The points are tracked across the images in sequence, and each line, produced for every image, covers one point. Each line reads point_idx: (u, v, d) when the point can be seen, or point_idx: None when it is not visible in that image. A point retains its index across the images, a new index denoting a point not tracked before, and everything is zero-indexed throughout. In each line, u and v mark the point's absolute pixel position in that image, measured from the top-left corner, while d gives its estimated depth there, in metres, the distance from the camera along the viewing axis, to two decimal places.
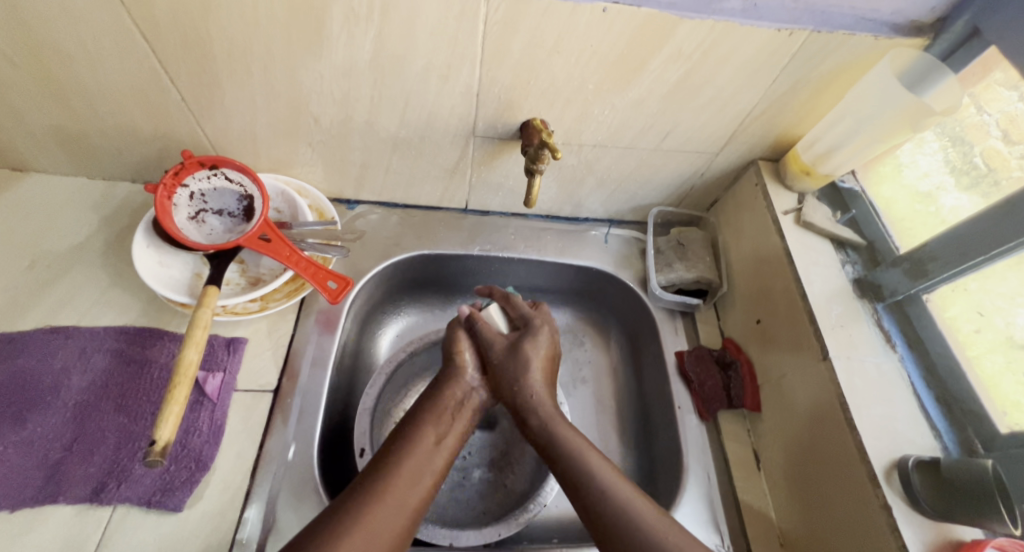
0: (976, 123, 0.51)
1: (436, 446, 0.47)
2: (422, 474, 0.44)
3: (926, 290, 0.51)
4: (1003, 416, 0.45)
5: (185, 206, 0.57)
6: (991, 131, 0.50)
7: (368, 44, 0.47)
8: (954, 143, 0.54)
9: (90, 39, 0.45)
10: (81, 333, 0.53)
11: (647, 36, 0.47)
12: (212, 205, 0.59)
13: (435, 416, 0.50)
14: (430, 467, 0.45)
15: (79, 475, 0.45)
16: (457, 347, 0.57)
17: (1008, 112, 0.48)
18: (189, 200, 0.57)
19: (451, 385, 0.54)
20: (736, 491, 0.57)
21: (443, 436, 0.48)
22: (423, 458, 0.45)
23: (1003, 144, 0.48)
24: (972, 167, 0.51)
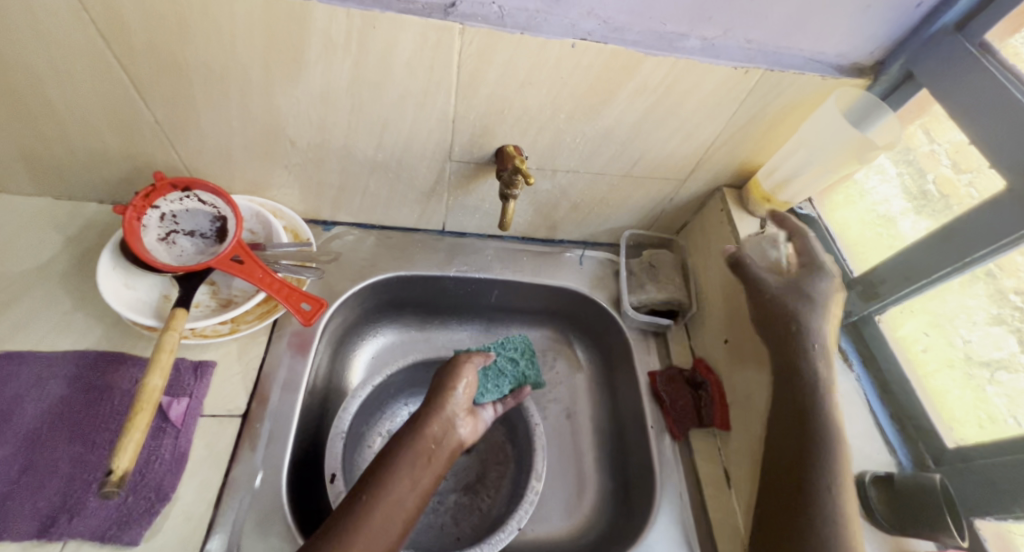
0: (929, 153, 0.55)
1: (411, 488, 0.48)
2: (394, 518, 0.45)
3: (878, 311, 0.54)
4: (951, 432, 0.48)
5: (156, 226, 0.56)
6: (942, 160, 0.53)
7: (346, 72, 0.49)
8: (912, 171, 0.57)
9: (63, 62, 0.45)
10: (38, 359, 0.51)
11: (614, 70, 0.50)
12: (183, 226, 0.58)
13: (413, 457, 0.50)
14: (401, 513, 0.46)
15: (26, 510, 0.43)
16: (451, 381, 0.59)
17: (955, 143, 0.51)
18: (160, 221, 0.57)
19: (432, 422, 0.55)
20: (708, 510, 0.58)
21: (417, 477, 0.49)
22: (395, 503, 0.46)
23: (952, 172, 0.51)
24: (925, 193, 0.55)
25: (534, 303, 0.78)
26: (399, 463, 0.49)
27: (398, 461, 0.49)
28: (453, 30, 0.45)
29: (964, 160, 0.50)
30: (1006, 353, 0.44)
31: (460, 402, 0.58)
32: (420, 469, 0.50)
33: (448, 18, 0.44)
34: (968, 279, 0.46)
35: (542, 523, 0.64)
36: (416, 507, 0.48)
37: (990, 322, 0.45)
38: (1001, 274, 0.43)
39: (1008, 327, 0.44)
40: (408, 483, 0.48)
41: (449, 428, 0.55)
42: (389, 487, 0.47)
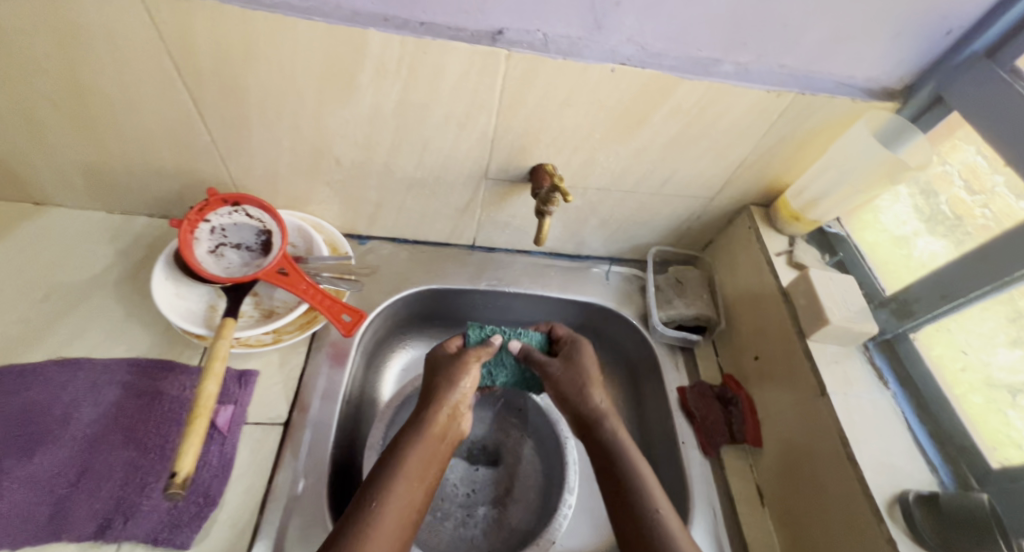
0: (941, 173, 0.56)
1: (419, 487, 0.49)
2: (406, 516, 0.47)
3: (913, 329, 0.55)
4: (993, 451, 0.47)
5: (206, 238, 0.59)
6: (955, 181, 0.54)
7: (394, 95, 0.51)
8: (922, 191, 0.58)
9: (134, 87, 0.49)
10: (92, 365, 0.53)
11: (651, 93, 0.52)
12: (232, 238, 0.61)
13: (419, 458, 0.50)
14: (409, 515, 0.47)
15: (84, 512, 0.45)
16: (454, 380, 0.56)
17: (969, 164, 0.53)
18: (211, 234, 0.60)
19: (438, 416, 0.54)
20: (742, 527, 0.58)
21: (424, 470, 0.50)
22: (406, 505, 0.47)
23: (965, 193, 0.53)
24: (939, 212, 0.56)
25: (561, 317, 0.79)
26: (405, 463, 0.49)
27: (405, 462, 0.49)
28: (499, 56, 0.47)
29: (979, 181, 0.51)
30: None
31: (467, 393, 0.57)
32: (428, 461, 0.51)
33: (495, 44, 0.47)
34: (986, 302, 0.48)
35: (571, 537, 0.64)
36: (421, 501, 0.49)
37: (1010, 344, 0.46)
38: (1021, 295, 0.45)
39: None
40: (415, 482, 0.49)
41: (456, 420, 0.55)
42: (397, 489, 0.47)
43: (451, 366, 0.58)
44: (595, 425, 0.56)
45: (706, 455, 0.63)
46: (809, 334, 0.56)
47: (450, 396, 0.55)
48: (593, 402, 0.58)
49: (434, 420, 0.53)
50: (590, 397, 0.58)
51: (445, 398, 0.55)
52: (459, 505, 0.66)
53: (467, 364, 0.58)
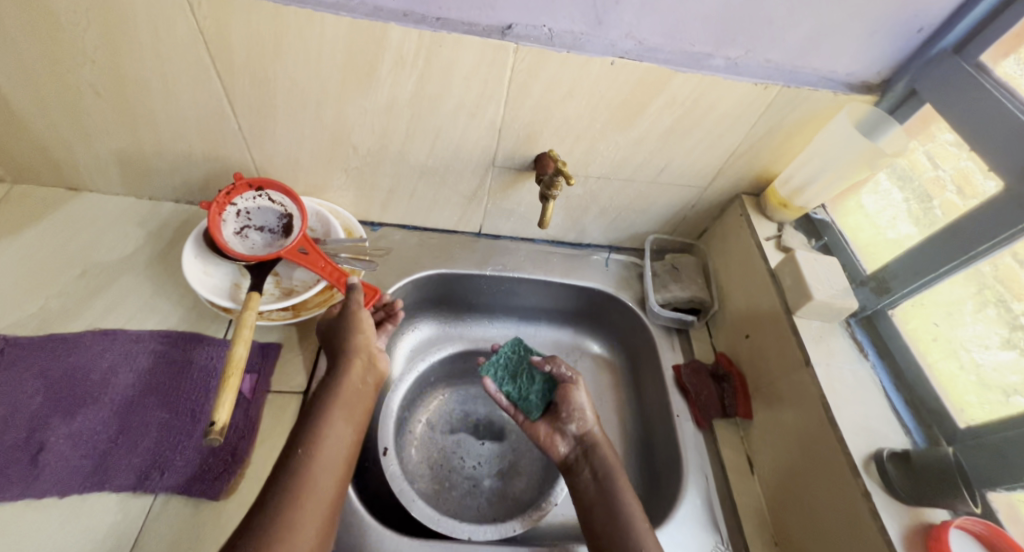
0: (934, 179, 0.57)
1: (348, 426, 0.50)
2: (341, 457, 0.48)
3: (890, 306, 0.59)
4: (962, 413, 0.51)
5: (232, 221, 0.63)
6: (948, 186, 0.55)
7: (410, 86, 0.55)
8: (917, 197, 0.59)
9: (172, 77, 0.53)
10: (127, 335, 0.57)
11: (648, 85, 0.56)
12: (257, 221, 0.64)
13: (341, 407, 0.51)
14: (341, 460, 0.48)
15: (124, 465, 0.49)
16: (357, 328, 0.57)
17: (961, 170, 0.54)
18: (237, 215, 0.64)
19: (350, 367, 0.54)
20: (733, 492, 0.61)
21: (349, 416, 0.52)
22: (337, 446, 0.48)
23: (957, 198, 0.54)
24: (930, 214, 0.57)
25: (562, 301, 0.83)
26: (328, 410, 0.50)
27: (327, 411, 0.50)
28: (508, 49, 0.51)
29: (971, 186, 0.52)
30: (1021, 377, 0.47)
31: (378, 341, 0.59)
32: (350, 411, 0.52)
33: (504, 38, 0.51)
34: (979, 305, 0.51)
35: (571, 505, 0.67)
36: (354, 441, 0.51)
37: (1002, 346, 0.49)
38: (1010, 297, 0.48)
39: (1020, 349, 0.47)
40: (340, 429, 0.49)
41: (373, 364, 0.57)
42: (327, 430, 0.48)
43: (351, 320, 0.58)
44: (591, 451, 0.59)
45: (700, 427, 0.66)
46: (796, 311, 0.60)
47: (352, 349, 0.56)
48: (591, 427, 0.61)
49: (346, 371, 0.54)
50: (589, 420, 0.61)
51: (350, 356, 0.55)
52: (465, 476, 0.70)
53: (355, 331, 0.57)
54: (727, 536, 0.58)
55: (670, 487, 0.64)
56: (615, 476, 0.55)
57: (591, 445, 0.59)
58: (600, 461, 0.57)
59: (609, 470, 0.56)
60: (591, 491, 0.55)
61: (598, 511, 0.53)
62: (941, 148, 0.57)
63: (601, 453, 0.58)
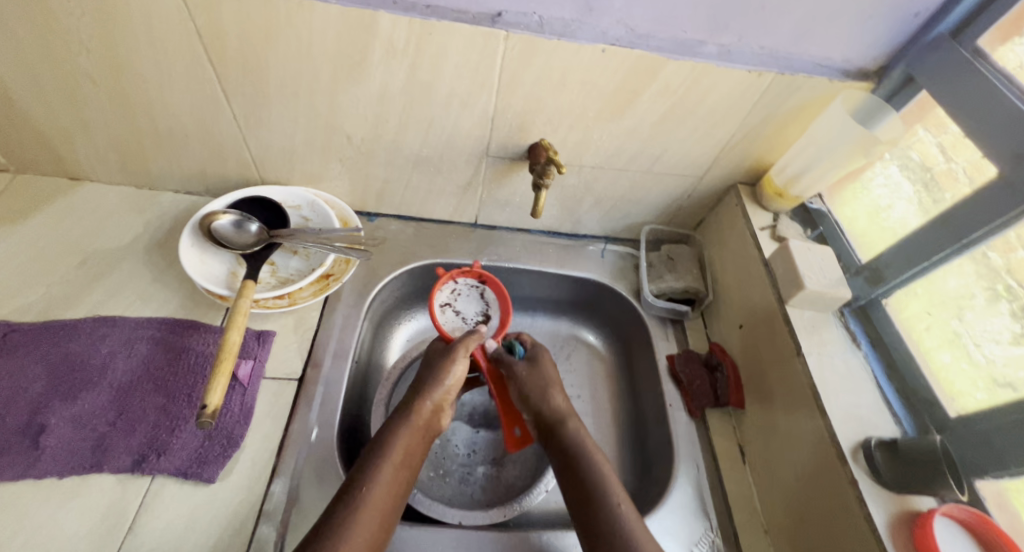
0: (946, 171, 0.54)
1: (402, 468, 0.51)
2: (391, 496, 0.48)
3: (884, 295, 0.59)
4: (952, 401, 0.51)
5: (446, 298, 0.69)
6: (959, 178, 0.52)
7: (402, 74, 0.55)
8: (927, 189, 0.57)
9: (166, 66, 0.53)
10: (126, 322, 0.58)
11: (641, 72, 0.55)
12: (466, 295, 0.71)
13: (403, 444, 0.53)
14: (394, 496, 0.49)
15: (122, 448, 0.50)
16: (438, 376, 0.59)
17: (974, 161, 0.51)
18: (473, 291, 0.71)
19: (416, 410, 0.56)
20: (724, 482, 0.62)
21: (408, 455, 0.53)
22: (392, 484, 0.49)
23: (967, 189, 0.51)
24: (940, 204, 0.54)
25: (558, 292, 0.84)
26: (390, 451, 0.51)
27: (391, 449, 0.51)
28: (498, 36, 0.51)
29: (982, 175, 0.49)
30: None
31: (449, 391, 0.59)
32: (410, 439, 0.54)
33: (494, 26, 0.51)
34: (994, 300, 0.49)
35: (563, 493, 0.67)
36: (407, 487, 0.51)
37: (1014, 341, 0.47)
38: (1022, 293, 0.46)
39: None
40: (399, 465, 0.51)
41: (437, 418, 0.58)
42: (386, 468, 0.50)
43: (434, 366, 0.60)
44: (558, 427, 0.58)
45: (692, 416, 0.67)
46: (788, 301, 0.60)
47: (442, 382, 0.59)
48: (556, 403, 0.60)
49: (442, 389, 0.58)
50: (551, 397, 0.61)
51: (441, 382, 0.58)
52: (458, 463, 0.70)
53: (448, 360, 0.60)
54: (717, 523, 0.59)
55: (661, 475, 0.65)
56: (588, 450, 0.55)
57: (556, 420, 0.59)
58: (567, 435, 0.57)
59: (583, 445, 0.56)
60: (568, 470, 0.55)
61: (578, 489, 0.53)
62: (954, 140, 0.54)
63: (563, 429, 0.58)
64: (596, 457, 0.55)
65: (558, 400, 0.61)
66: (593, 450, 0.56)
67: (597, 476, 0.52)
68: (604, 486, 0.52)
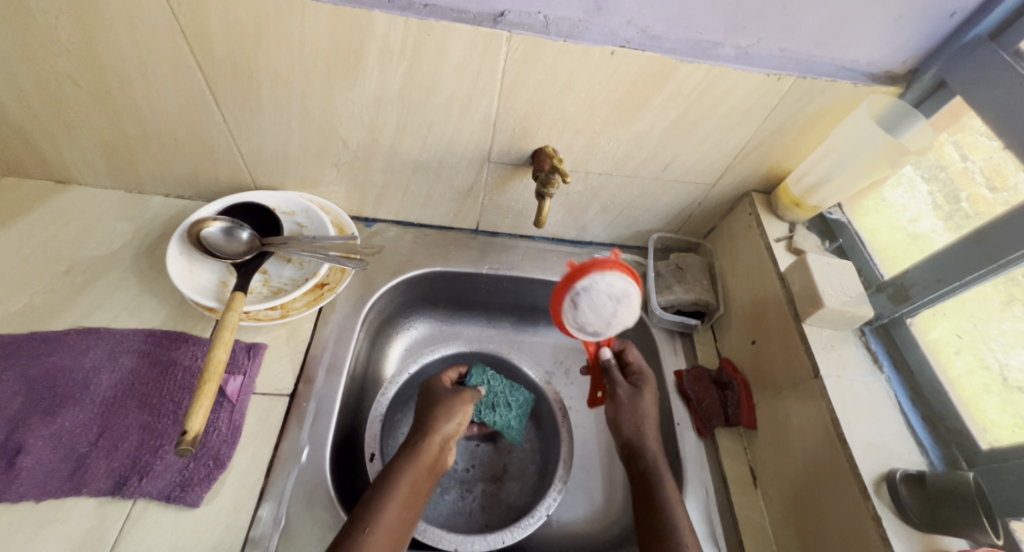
0: (962, 171, 0.54)
1: (408, 511, 0.48)
2: (394, 540, 0.46)
3: (909, 314, 0.56)
4: (984, 433, 0.48)
5: (615, 310, 0.54)
6: (977, 177, 0.52)
7: (399, 77, 0.52)
8: (943, 192, 0.56)
9: (150, 67, 0.51)
10: (111, 334, 0.56)
11: (652, 76, 0.52)
12: (608, 304, 0.53)
13: (409, 486, 0.50)
14: (396, 541, 0.46)
15: (102, 470, 0.48)
16: (447, 411, 0.58)
17: (992, 161, 0.50)
18: (611, 296, 0.52)
19: (424, 447, 0.54)
20: (734, 507, 0.59)
21: (412, 498, 0.50)
22: (393, 527, 0.46)
23: (987, 190, 0.50)
24: (959, 211, 0.53)
25: None
26: (396, 491, 0.49)
27: (396, 489, 0.49)
28: (501, 37, 0.48)
29: (1001, 179, 0.49)
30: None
31: (455, 428, 0.58)
32: (419, 481, 0.51)
33: (496, 27, 0.48)
34: None
35: (565, 514, 0.66)
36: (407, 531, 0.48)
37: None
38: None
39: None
40: (404, 508, 0.48)
41: (444, 454, 0.56)
42: (389, 509, 0.47)
43: (447, 401, 0.60)
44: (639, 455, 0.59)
45: (701, 436, 0.64)
46: (805, 318, 0.57)
47: (454, 417, 0.58)
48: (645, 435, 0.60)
49: (451, 427, 0.57)
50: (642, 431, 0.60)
51: (452, 419, 0.58)
52: (457, 480, 0.67)
53: (462, 401, 0.60)
54: None
55: None
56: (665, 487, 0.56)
57: (640, 448, 0.60)
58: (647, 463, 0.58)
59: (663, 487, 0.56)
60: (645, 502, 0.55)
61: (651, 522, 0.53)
62: (971, 139, 0.53)
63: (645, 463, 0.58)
64: (669, 494, 0.55)
65: (649, 438, 0.60)
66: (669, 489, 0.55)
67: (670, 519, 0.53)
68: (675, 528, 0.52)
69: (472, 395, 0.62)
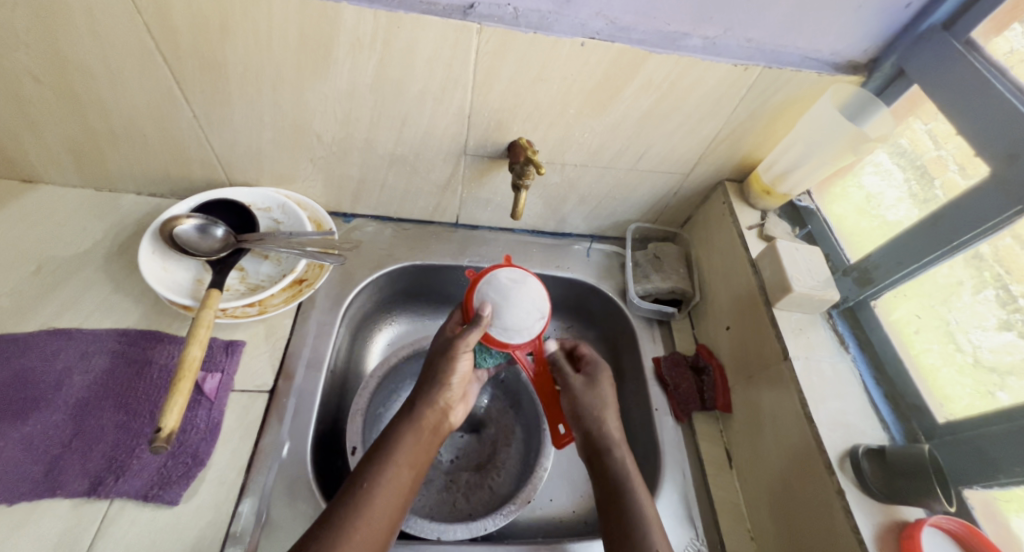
0: (935, 158, 0.54)
1: (409, 471, 0.49)
2: (396, 500, 0.47)
3: (873, 296, 0.58)
4: (941, 408, 0.50)
5: (536, 313, 0.56)
6: (950, 165, 0.52)
7: (370, 70, 0.52)
8: (918, 176, 0.56)
9: (114, 61, 0.50)
10: (84, 335, 0.55)
11: (623, 67, 0.53)
12: (534, 317, 0.56)
13: (409, 449, 0.50)
14: (399, 500, 0.47)
15: (78, 471, 0.48)
16: (448, 371, 0.54)
17: (962, 148, 0.50)
18: (509, 281, 0.56)
19: (425, 409, 0.53)
20: (709, 487, 0.61)
21: (414, 460, 0.50)
22: (395, 487, 0.47)
23: (960, 176, 0.50)
24: (931, 194, 0.54)
25: None
26: (395, 453, 0.49)
27: (396, 453, 0.49)
28: (471, 29, 0.48)
29: (972, 165, 0.49)
30: (1016, 357, 0.45)
31: (455, 391, 0.56)
32: (419, 448, 0.51)
33: (466, 19, 0.48)
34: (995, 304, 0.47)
35: (549, 500, 0.67)
36: (410, 491, 0.49)
37: (1001, 327, 0.46)
38: (1010, 279, 0.45)
39: (1017, 332, 0.45)
40: (405, 468, 0.49)
41: (444, 415, 0.55)
42: (392, 470, 0.48)
43: (438, 362, 0.55)
44: (605, 451, 0.54)
45: (679, 421, 0.65)
46: (774, 303, 0.59)
47: (450, 381, 0.54)
48: (606, 428, 0.55)
49: (450, 388, 0.55)
50: (604, 419, 0.56)
51: (448, 379, 0.54)
52: (442, 470, 0.69)
53: (451, 360, 0.54)
54: (702, 531, 0.57)
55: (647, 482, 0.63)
56: (631, 479, 0.51)
57: (604, 446, 0.54)
58: (614, 464, 0.53)
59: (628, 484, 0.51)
60: (608, 504, 0.50)
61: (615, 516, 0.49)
62: (943, 128, 0.53)
63: (610, 456, 0.53)
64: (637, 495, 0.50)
65: (608, 422, 0.56)
66: (635, 479, 0.52)
67: (632, 511, 0.48)
68: (640, 516, 0.48)
69: (468, 345, 0.54)
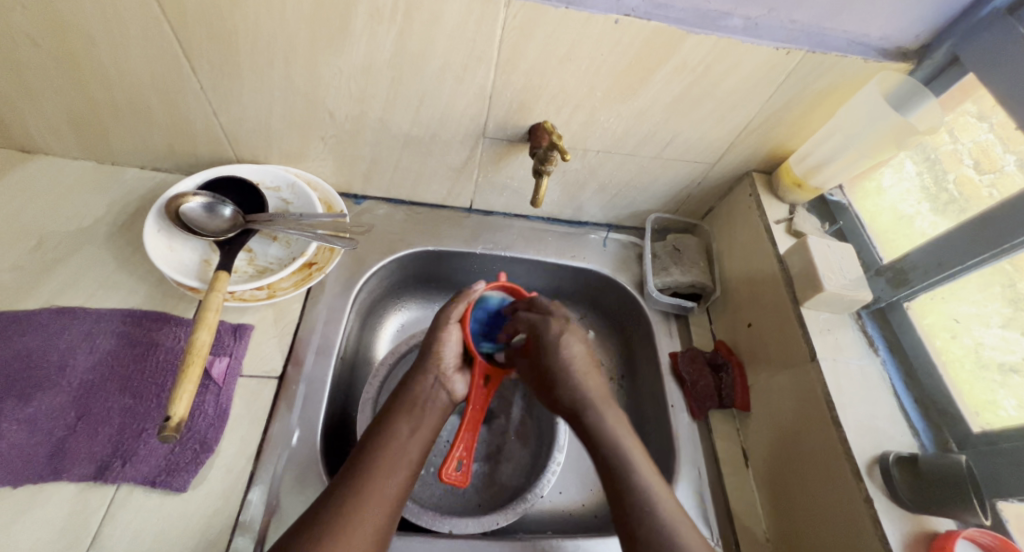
0: (951, 152, 0.55)
1: (412, 435, 0.49)
2: (404, 463, 0.47)
3: (906, 298, 0.55)
4: (975, 416, 0.49)
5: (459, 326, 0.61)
6: (964, 159, 0.54)
7: (389, 43, 0.49)
8: (932, 173, 0.57)
9: (115, 26, 0.47)
10: (88, 314, 0.53)
11: (658, 48, 0.49)
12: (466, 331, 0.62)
13: (407, 416, 0.50)
14: (407, 464, 0.47)
15: (83, 454, 0.46)
16: (434, 344, 0.55)
17: (981, 143, 0.52)
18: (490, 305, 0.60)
19: (418, 378, 0.53)
20: (725, 486, 0.60)
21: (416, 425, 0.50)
22: (399, 451, 0.47)
23: (974, 172, 0.52)
24: (945, 192, 0.55)
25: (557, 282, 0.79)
26: (395, 423, 0.49)
27: (393, 423, 0.49)
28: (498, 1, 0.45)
29: (989, 160, 0.51)
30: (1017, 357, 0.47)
31: (449, 359, 0.55)
32: (417, 415, 0.51)
33: None
34: None
35: (560, 493, 0.66)
36: (421, 454, 0.49)
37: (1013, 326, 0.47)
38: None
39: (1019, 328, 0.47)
40: (408, 433, 0.49)
41: (443, 384, 0.54)
42: (392, 438, 0.48)
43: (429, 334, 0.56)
44: (576, 416, 0.52)
45: (695, 419, 0.64)
46: (802, 302, 0.57)
47: (439, 352, 0.55)
48: (580, 386, 0.53)
49: (440, 356, 0.55)
50: (577, 380, 0.53)
51: (437, 350, 0.55)
52: None
53: (443, 328, 0.55)
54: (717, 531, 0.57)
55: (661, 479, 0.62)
56: (616, 436, 0.49)
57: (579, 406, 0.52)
58: (590, 425, 0.50)
59: (604, 433, 0.49)
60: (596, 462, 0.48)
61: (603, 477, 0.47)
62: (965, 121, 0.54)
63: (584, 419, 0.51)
64: (630, 449, 0.48)
65: (583, 380, 0.53)
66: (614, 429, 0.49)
67: (620, 468, 0.46)
68: (626, 466, 0.46)
69: (454, 313, 0.56)
